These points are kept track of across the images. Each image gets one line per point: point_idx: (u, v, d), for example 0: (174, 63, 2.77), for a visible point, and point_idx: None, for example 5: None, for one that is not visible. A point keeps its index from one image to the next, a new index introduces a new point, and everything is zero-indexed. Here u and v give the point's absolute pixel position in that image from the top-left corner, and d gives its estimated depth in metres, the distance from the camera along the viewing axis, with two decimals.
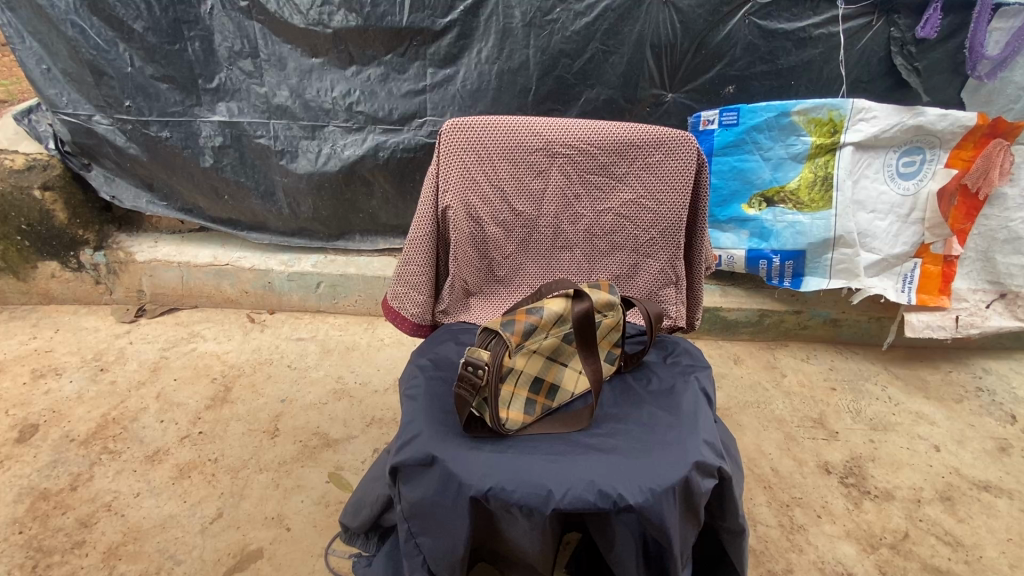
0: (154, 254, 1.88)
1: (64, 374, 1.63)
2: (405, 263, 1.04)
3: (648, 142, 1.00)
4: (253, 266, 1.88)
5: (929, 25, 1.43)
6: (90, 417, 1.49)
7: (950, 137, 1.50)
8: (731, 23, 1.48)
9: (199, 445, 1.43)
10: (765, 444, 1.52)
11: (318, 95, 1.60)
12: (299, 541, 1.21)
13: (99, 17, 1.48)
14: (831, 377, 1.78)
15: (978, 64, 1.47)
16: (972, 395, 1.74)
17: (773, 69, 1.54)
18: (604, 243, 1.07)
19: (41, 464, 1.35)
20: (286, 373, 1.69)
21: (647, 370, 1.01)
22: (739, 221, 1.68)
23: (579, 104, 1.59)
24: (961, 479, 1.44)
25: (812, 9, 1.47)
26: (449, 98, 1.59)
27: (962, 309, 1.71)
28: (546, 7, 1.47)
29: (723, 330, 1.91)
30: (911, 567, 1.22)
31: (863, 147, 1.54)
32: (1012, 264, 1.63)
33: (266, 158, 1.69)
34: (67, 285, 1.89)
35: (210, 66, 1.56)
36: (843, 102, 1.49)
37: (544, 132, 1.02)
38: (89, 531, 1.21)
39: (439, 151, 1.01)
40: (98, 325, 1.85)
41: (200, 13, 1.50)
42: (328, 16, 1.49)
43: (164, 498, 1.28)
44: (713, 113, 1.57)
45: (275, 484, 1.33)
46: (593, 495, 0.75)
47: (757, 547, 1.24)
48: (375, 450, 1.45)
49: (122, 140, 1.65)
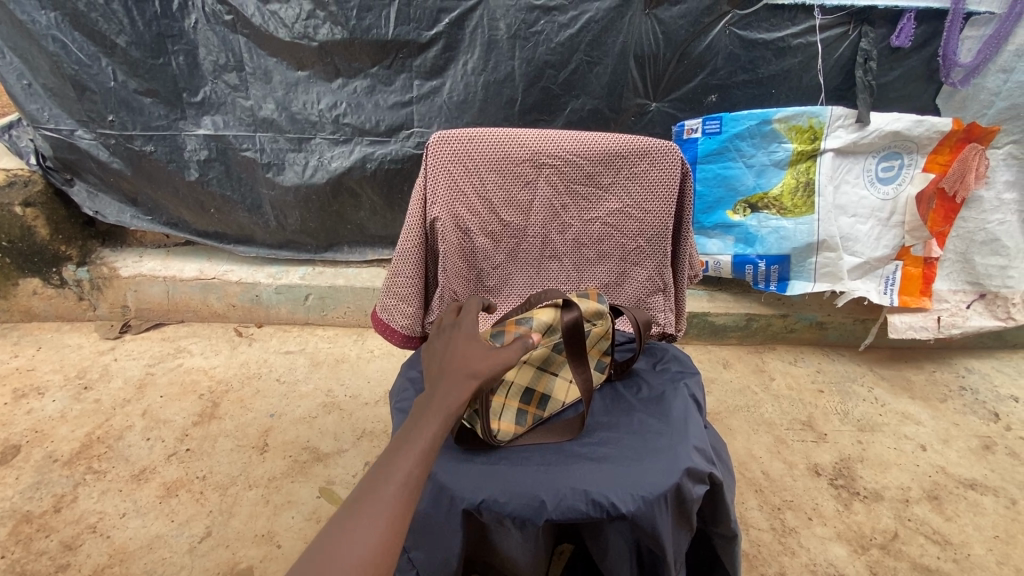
0: (138, 268, 1.87)
1: (46, 394, 1.60)
2: (394, 275, 1.03)
3: (632, 152, 1.02)
4: (240, 279, 1.87)
5: (903, 34, 1.48)
6: (74, 436, 1.47)
7: (927, 142, 1.53)
8: (713, 33, 1.50)
9: (186, 462, 1.41)
10: (756, 447, 1.53)
11: (304, 108, 1.60)
12: (290, 558, 1.20)
13: (80, 31, 1.47)
14: (819, 379, 1.81)
15: (950, 71, 1.51)
16: (956, 394, 1.77)
17: (755, 77, 1.56)
18: (591, 252, 1.08)
19: (23, 485, 1.33)
20: (274, 388, 1.67)
21: (637, 377, 1.01)
22: (724, 227, 1.70)
23: (565, 114, 1.61)
24: (948, 478, 1.46)
25: (790, 20, 1.50)
26: (436, 109, 1.60)
27: (943, 310, 1.75)
28: (530, 19, 1.49)
29: (711, 335, 1.93)
30: (901, 567, 1.24)
31: (842, 153, 1.57)
32: (990, 265, 1.68)
33: (253, 170, 1.68)
34: (50, 302, 1.87)
35: (195, 80, 1.56)
36: (822, 110, 1.53)
37: (530, 143, 1.02)
38: (74, 554, 1.19)
39: (427, 163, 1.01)
40: (81, 341, 1.83)
41: (184, 28, 1.50)
42: (313, 30, 1.49)
43: (150, 518, 1.26)
44: (697, 122, 1.60)
45: (265, 500, 1.32)
46: (585, 504, 0.75)
47: (750, 552, 1.25)
48: (366, 463, 1.44)
49: (105, 154, 1.64)
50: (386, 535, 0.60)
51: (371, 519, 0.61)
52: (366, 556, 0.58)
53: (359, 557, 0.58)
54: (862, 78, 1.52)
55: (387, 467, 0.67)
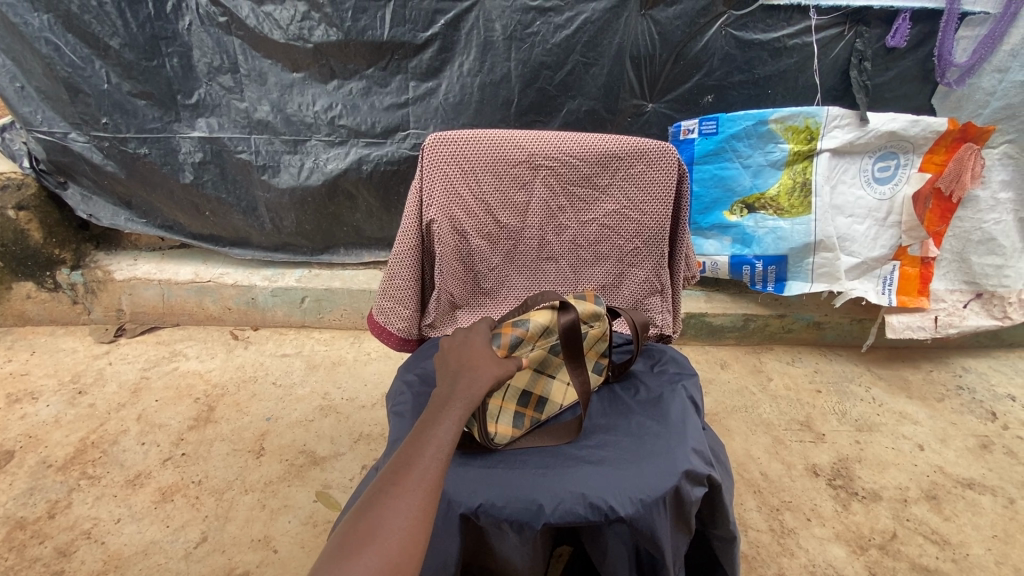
0: (133, 272, 1.86)
1: (40, 399, 1.59)
2: (390, 278, 1.03)
3: (629, 154, 1.01)
4: (235, 282, 1.86)
5: (899, 34, 1.48)
6: (68, 441, 1.45)
7: (923, 142, 1.53)
8: (709, 33, 1.50)
9: (182, 467, 1.40)
10: (754, 448, 1.53)
11: (299, 110, 1.59)
12: (287, 563, 1.19)
13: (73, 34, 1.46)
14: (816, 379, 1.80)
15: (946, 71, 1.51)
16: (953, 394, 1.77)
17: (751, 78, 1.56)
18: (588, 253, 1.08)
19: (17, 491, 1.32)
20: (270, 392, 1.66)
21: (635, 379, 1.01)
22: (721, 228, 1.70)
23: (561, 115, 1.61)
24: (946, 478, 1.46)
25: (785, 20, 1.50)
26: (432, 111, 1.60)
27: (940, 309, 1.75)
28: (526, 20, 1.49)
29: (709, 335, 1.93)
30: (900, 567, 1.23)
31: (839, 154, 1.57)
32: (987, 265, 1.68)
33: (248, 173, 1.67)
34: (43, 305, 1.86)
35: (189, 82, 1.55)
36: (818, 110, 1.52)
37: (526, 145, 1.02)
38: (68, 560, 1.17)
39: (423, 165, 1.00)
40: (75, 345, 1.81)
41: (178, 29, 1.49)
42: (308, 31, 1.48)
43: (145, 523, 1.25)
44: (693, 122, 1.60)
45: (261, 504, 1.31)
46: (583, 507, 0.75)
47: (749, 553, 1.25)
48: (363, 466, 1.43)
49: (99, 157, 1.63)
50: (425, 504, 0.61)
51: (406, 494, 0.61)
52: (405, 526, 0.58)
53: (398, 527, 0.57)
54: (857, 79, 1.53)
55: (418, 443, 0.66)
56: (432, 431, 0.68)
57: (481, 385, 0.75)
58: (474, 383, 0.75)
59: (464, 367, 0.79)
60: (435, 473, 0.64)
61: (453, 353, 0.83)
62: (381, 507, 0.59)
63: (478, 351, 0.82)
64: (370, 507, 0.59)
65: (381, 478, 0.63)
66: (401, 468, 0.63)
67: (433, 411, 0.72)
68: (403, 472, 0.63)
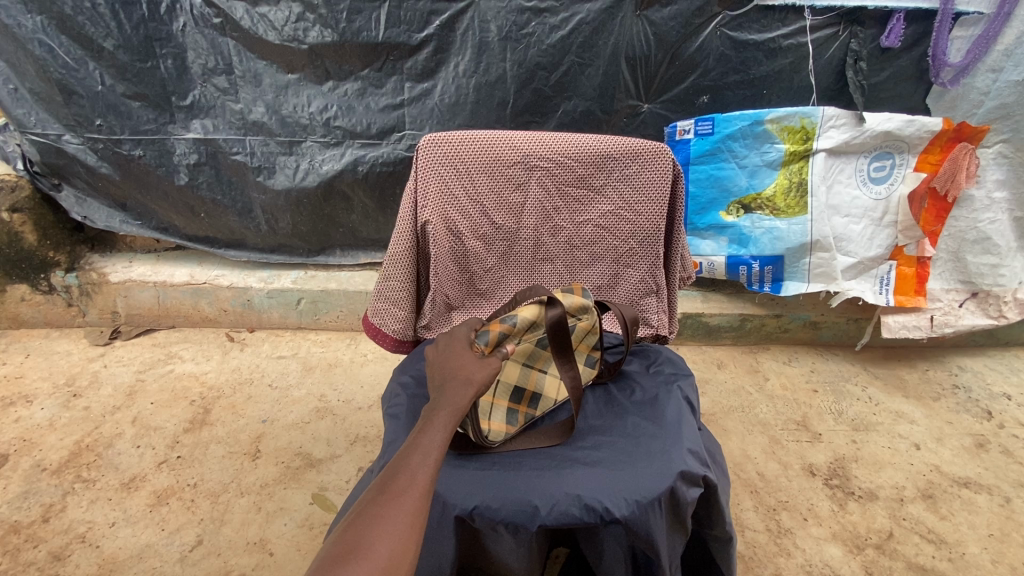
0: (128, 274, 1.85)
1: (35, 402, 1.58)
2: (385, 280, 1.02)
3: (624, 154, 1.01)
4: (231, 284, 1.85)
5: (893, 34, 1.48)
6: (62, 444, 1.45)
7: (917, 142, 1.54)
8: (704, 34, 1.50)
9: (177, 470, 1.39)
10: (751, 448, 1.53)
11: (294, 111, 1.59)
12: (282, 566, 1.18)
13: (67, 35, 1.45)
14: (813, 379, 1.81)
15: (941, 71, 1.52)
16: (949, 393, 1.77)
17: (746, 78, 1.57)
18: (584, 254, 1.08)
19: (11, 495, 1.31)
20: (266, 394, 1.65)
21: (631, 380, 1.01)
22: (717, 228, 1.70)
23: (557, 116, 1.61)
24: (941, 477, 1.46)
25: (780, 20, 1.50)
26: (428, 111, 1.60)
27: (937, 309, 1.75)
28: (521, 21, 1.48)
29: (706, 335, 1.93)
30: (896, 566, 1.23)
31: (834, 154, 1.57)
32: (982, 264, 1.68)
33: (243, 174, 1.67)
34: (38, 308, 1.85)
35: (184, 83, 1.54)
36: (813, 110, 1.52)
37: (521, 146, 1.02)
38: (62, 565, 1.17)
39: (417, 166, 1.00)
40: (70, 348, 1.81)
41: (172, 31, 1.48)
42: (303, 32, 1.48)
43: (140, 527, 1.25)
44: (689, 123, 1.60)
45: (257, 507, 1.31)
46: (578, 509, 0.75)
47: (746, 554, 1.25)
48: (360, 468, 1.43)
49: (93, 159, 1.62)
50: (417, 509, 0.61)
51: (398, 497, 0.61)
52: (400, 528, 0.58)
53: (393, 532, 0.57)
54: (853, 78, 1.54)
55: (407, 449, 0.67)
56: (422, 437, 0.68)
57: (467, 392, 0.75)
58: (459, 391, 0.75)
59: (447, 377, 0.78)
60: (426, 476, 0.64)
61: (438, 364, 0.82)
62: (372, 515, 0.59)
63: (467, 354, 0.81)
64: (366, 512, 0.59)
65: (371, 488, 0.62)
66: (391, 476, 0.63)
67: (421, 419, 0.72)
68: (394, 478, 0.63)
